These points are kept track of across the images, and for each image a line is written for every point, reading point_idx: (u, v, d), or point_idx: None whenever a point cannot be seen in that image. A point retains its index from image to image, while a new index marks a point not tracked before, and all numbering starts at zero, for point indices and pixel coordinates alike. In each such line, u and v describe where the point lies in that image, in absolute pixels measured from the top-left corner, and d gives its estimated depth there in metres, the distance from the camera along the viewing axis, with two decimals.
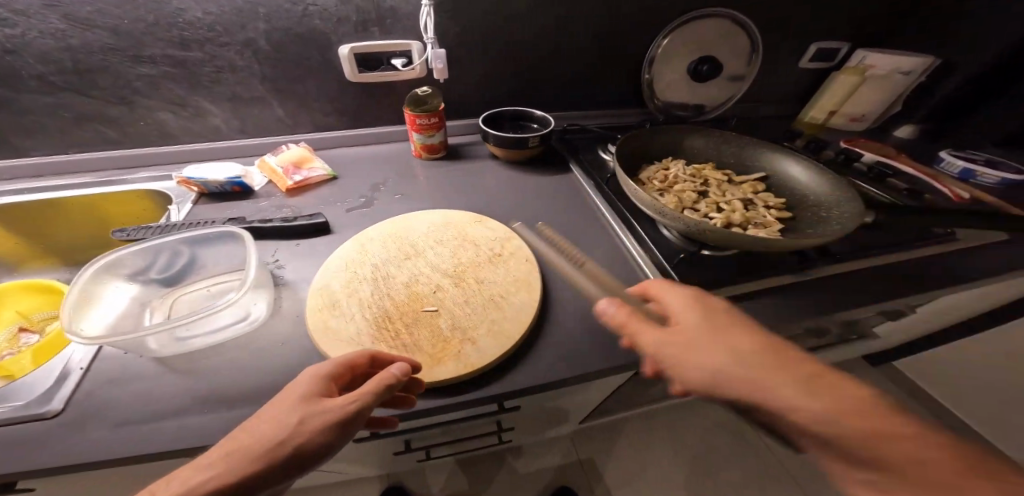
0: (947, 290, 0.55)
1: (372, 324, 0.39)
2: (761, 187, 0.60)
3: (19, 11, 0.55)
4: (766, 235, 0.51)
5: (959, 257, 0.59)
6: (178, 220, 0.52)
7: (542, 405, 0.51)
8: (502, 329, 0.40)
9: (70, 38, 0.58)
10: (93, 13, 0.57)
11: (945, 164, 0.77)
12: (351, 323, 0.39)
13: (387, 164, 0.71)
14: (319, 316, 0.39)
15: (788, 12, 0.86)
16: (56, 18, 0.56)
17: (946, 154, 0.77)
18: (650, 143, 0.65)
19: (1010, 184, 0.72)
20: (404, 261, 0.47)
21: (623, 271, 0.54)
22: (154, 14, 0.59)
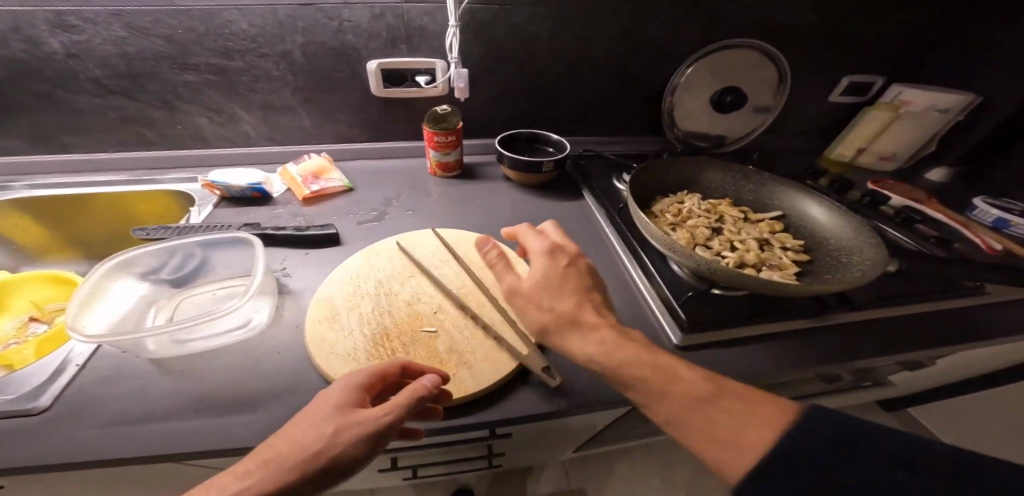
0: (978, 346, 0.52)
1: (369, 341, 0.39)
2: (779, 227, 0.58)
3: (86, 19, 0.60)
4: (780, 278, 0.49)
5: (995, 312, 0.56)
6: (197, 221, 0.54)
7: (534, 433, 0.50)
8: (499, 355, 0.39)
9: (127, 44, 0.63)
10: (150, 22, 0.62)
11: (978, 211, 0.76)
12: (349, 339, 0.39)
13: (402, 179, 0.73)
14: (318, 329, 0.40)
15: (821, 44, 0.85)
16: (118, 26, 0.61)
17: (980, 202, 0.77)
18: (666, 175, 0.65)
19: None
20: (408, 279, 0.47)
21: (629, 304, 0.53)
22: (203, 25, 0.63)
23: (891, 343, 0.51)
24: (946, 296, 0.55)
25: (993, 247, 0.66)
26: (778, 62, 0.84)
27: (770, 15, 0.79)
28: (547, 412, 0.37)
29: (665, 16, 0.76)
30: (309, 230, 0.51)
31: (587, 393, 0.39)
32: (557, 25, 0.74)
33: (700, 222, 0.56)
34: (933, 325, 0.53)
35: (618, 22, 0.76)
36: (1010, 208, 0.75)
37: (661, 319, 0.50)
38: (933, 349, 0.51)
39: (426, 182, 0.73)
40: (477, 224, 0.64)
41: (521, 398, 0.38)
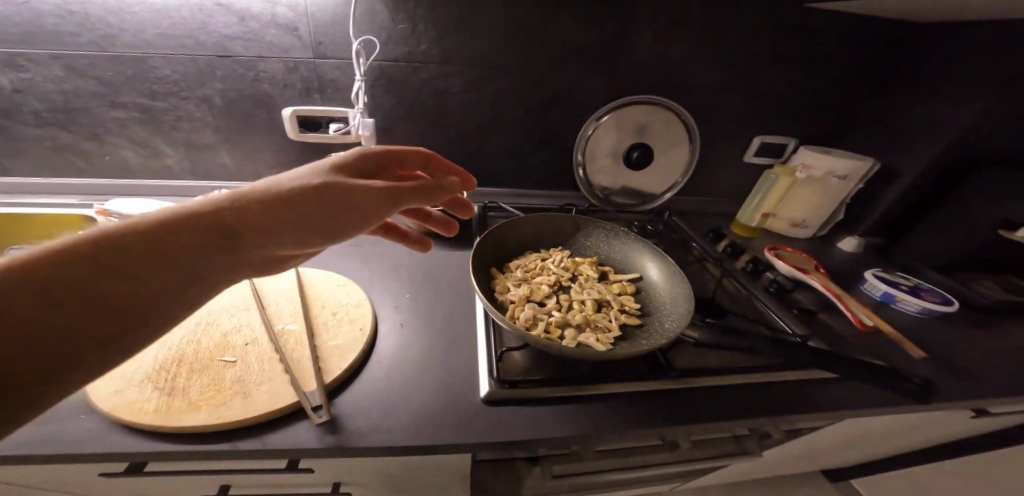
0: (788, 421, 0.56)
1: (158, 366, 0.44)
2: (629, 289, 0.61)
3: (32, 61, 0.67)
4: (596, 339, 0.52)
5: (818, 388, 0.60)
6: None
7: (342, 468, 0.54)
8: (284, 390, 0.44)
9: (64, 83, 0.69)
10: (86, 64, 0.68)
11: (870, 285, 0.82)
12: (141, 363, 0.45)
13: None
14: None
15: (729, 111, 0.89)
16: (58, 67, 0.68)
17: (872, 276, 0.83)
18: (540, 229, 0.68)
19: (932, 313, 0.75)
20: (240, 313, 0.53)
21: (454, 351, 0.57)
22: (133, 70, 0.70)
23: (694, 411, 0.55)
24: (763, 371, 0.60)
25: (866, 324, 0.71)
26: (684, 119, 0.85)
27: (675, 83, 0.84)
28: (310, 449, 0.41)
29: (570, 79, 0.81)
30: None
31: (364, 436, 0.43)
32: (465, 84, 0.79)
33: (546, 279, 0.59)
34: (742, 397, 0.57)
35: (526, 83, 0.80)
36: (898, 284, 0.81)
37: (483, 369, 0.54)
38: (738, 420, 0.54)
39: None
40: (353, 267, 0.67)
41: (290, 432, 0.42)
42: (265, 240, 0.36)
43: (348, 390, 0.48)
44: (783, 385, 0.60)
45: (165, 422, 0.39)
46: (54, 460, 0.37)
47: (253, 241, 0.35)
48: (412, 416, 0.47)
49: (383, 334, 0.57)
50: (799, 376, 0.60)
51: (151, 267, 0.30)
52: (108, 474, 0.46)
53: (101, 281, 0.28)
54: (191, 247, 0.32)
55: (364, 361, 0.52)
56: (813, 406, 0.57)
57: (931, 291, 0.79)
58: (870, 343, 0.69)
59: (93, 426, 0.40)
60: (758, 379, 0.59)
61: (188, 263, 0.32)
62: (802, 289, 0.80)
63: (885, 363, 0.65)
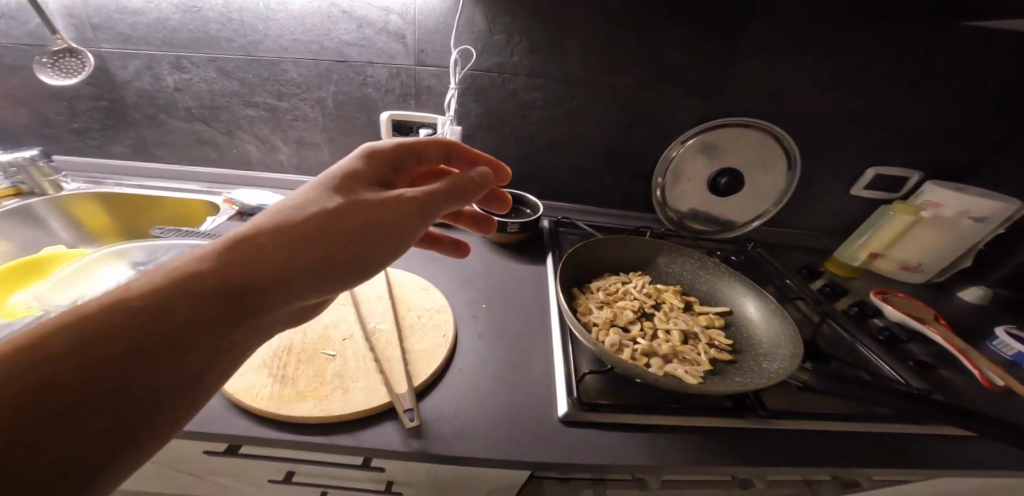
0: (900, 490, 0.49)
1: (273, 351, 0.49)
2: (718, 323, 0.57)
3: (190, 62, 0.78)
4: (685, 372, 0.49)
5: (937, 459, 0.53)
6: (209, 228, 0.70)
7: (407, 470, 0.55)
8: (377, 387, 0.46)
9: (217, 84, 0.80)
10: (234, 67, 0.78)
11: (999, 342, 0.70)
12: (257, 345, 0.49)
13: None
14: None
15: (842, 136, 0.80)
16: (213, 69, 0.78)
17: (1002, 332, 0.71)
18: (621, 250, 0.66)
19: None
20: (338, 307, 0.57)
21: (529, 367, 0.56)
22: (266, 73, 0.78)
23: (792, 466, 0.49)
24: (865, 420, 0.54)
25: (994, 383, 0.61)
26: (786, 145, 0.78)
27: (780, 103, 0.77)
28: (399, 449, 0.43)
29: (664, 95, 0.78)
30: None
31: (447, 442, 0.45)
32: (554, 96, 0.78)
33: (630, 304, 0.57)
34: (841, 449, 0.51)
35: (617, 98, 0.79)
36: None
37: (560, 391, 0.52)
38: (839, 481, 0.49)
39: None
40: (432, 273, 0.69)
41: (382, 430, 0.44)
42: (301, 280, 0.35)
43: (434, 392, 0.50)
44: (896, 453, 0.52)
45: (278, 410, 0.42)
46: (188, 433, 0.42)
47: (297, 275, 0.35)
48: (492, 431, 0.47)
49: (462, 342, 0.58)
50: (906, 428, 0.54)
51: (209, 313, 0.31)
52: (210, 452, 0.52)
53: (168, 321, 0.29)
54: (233, 279, 0.32)
55: (447, 366, 0.53)
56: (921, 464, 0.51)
57: None
58: (999, 405, 0.59)
59: (218, 407, 0.44)
60: (860, 431, 0.53)
61: (234, 307, 0.32)
62: (917, 339, 0.69)
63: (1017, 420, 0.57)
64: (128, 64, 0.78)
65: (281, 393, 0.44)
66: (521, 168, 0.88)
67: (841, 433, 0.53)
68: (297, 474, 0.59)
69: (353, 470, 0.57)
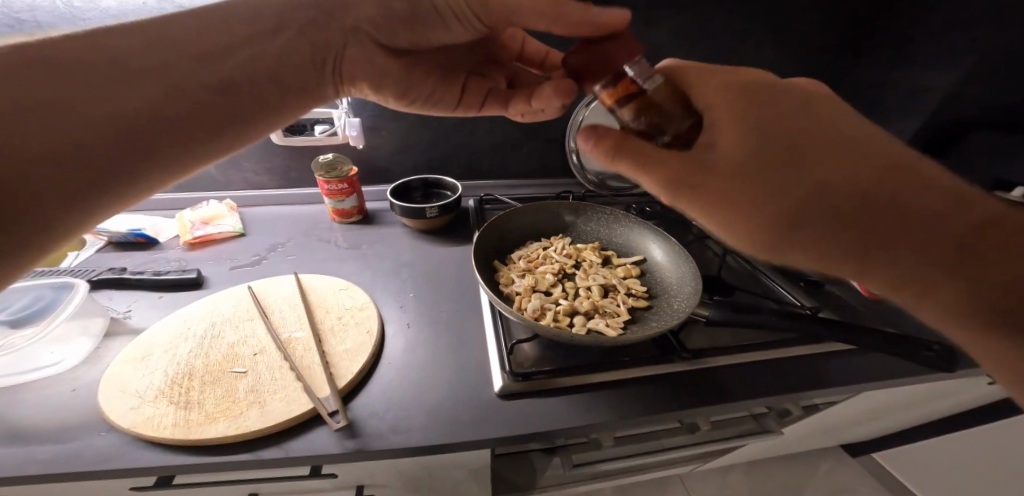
0: (806, 393, 0.56)
1: (169, 379, 0.44)
2: (634, 272, 0.60)
3: None
4: (605, 325, 0.51)
5: (831, 359, 0.60)
6: (72, 265, 0.61)
7: (365, 471, 0.53)
8: (298, 396, 0.44)
9: None
10: None
11: None
12: (150, 378, 0.44)
13: (297, 227, 0.76)
14: (124, 367, 0.45)
15: None
16: None
17: None
18: (539, 220, 0.67)
19: None
20: (244, 322, 0.52)
21: (463, 346, 0.56)
22: None
23: (714, 392, 0.54)
24: (772, 346, 0.60)
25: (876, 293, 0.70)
26: None
27: (663, 58, 0.81)
28: (331, 455, 0.41)
29: None
30: (171, 278, 0.58)
31: (384, 438, 0.43)
32: None
33: (551, 268, 0.58)
34: (756, 376, 0.57)
35: None
36: None
37: (496, 366, 0.53)
38: (756, 393, 0.54)
39: (321, 227, 0.76)
40: (354, 271, 0.66)
41: (310, 438, 0.42)
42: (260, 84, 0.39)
43: (364, 392, 0.48)
44: (796, 358, 0.60)
45: (186, 437, 0.38)
46: (95, 473, 0.37)
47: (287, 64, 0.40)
48: (433, 414, 0.47)
49: (390, 336, 0.56)
50: (812, 344, 0.61)
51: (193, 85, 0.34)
52: (138, 489, 0.46)
53: (163, 84, 0.33)
54: (198, 61, 0.35)
55: (376, 363, 0.52)
56: (826, 381, 0.57)
57: None
58: (882, 313, 0.68)
59: (117, 441, 0.39)
60: (768, 347, 0.59)
61: (209, 101, 0.35)
62: None
63: (900, 330, 0.64)
64: None
65: (182, 421, 0.40)
66: (432, 153, 0.86)
67: (755, 361, 0.58)
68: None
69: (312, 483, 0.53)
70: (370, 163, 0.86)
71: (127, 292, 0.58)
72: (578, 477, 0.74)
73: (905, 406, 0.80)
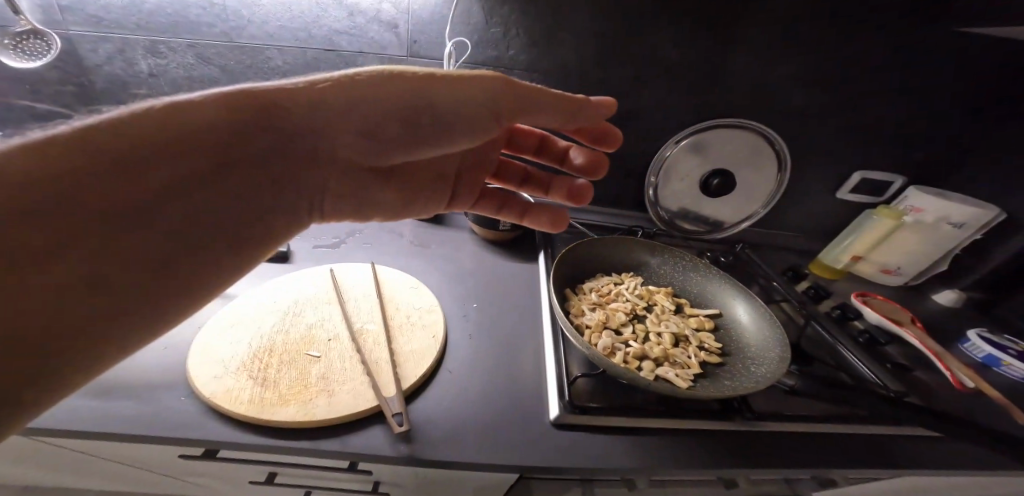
0: (882, 470, 0.51)
1: (251, 353, 0.46)
2: (708, 325, 0.57)
3: (171, 48, 0.70)
4: (676, 376, 0.49)
5: (917, 442, 0.55)
6: None
7: (395, 473, 0.54)
8: (364, 391, 0.45)
9: (194, 71, 0.72)
10: (214, 54, 0.71)
11: (969, 344, 0.72)
12: (236, 347, 0.47)
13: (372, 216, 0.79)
14: (213, 333, 0.48)
15: (833, 141, 0.81)
16: (192, 56, 0.71)
17: (973, 334, 0.72)
18: (613, 252, 0.65)
19: None
20: (323, 306, 0.55)
21: (518, 367, 0.55)
22: (252, 60, 0.72)
23: (783, 457, 0.50)
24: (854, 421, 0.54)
25: (966, 384, 0.63)
26: (777, 148, 0.78)
27: (772, 105, 0.78)
28: (388, 455, 0.41)
29: (662, 95, 0.77)
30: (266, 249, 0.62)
31: (439, 447, 0.43)
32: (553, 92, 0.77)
33: (622, 306, 0.56)
34: (828, 459, 0.51)
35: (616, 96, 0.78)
36: (1005, 347, 0.70)
37: (551, 395, 0.51)
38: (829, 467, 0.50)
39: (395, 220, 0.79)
40: (423, 270, 0.68)
41: (369, 435, 0.43)
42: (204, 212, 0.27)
43: (422, 397, 0.48)
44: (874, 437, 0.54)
45: (260, 416, 0.40)
46: (155, 439, 0.39)
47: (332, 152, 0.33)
48: (484, 434, 0.46)
49: (451, 344, 0.56)
50: (897, 430, 0.55)
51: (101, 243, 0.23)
52: (185, 457, 0.49)
53: (130, 222, 0.25)
54: (123, 208, 0.24)
55: (435, 371, 0.52)
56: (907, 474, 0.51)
57: None
58: (979, 412, 0.60)
59: (193, 409, 0.42)
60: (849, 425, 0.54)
61: (199, 227, 0.27)
62: (893, 344, 0.70)
63: (1002, 433, 0.56)
64: (97, 47, 0.68)
65: (257, 399, 0.42)
66: None
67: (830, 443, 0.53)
68: (280, 475, 0.56)
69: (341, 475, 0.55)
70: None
71: None
72: None
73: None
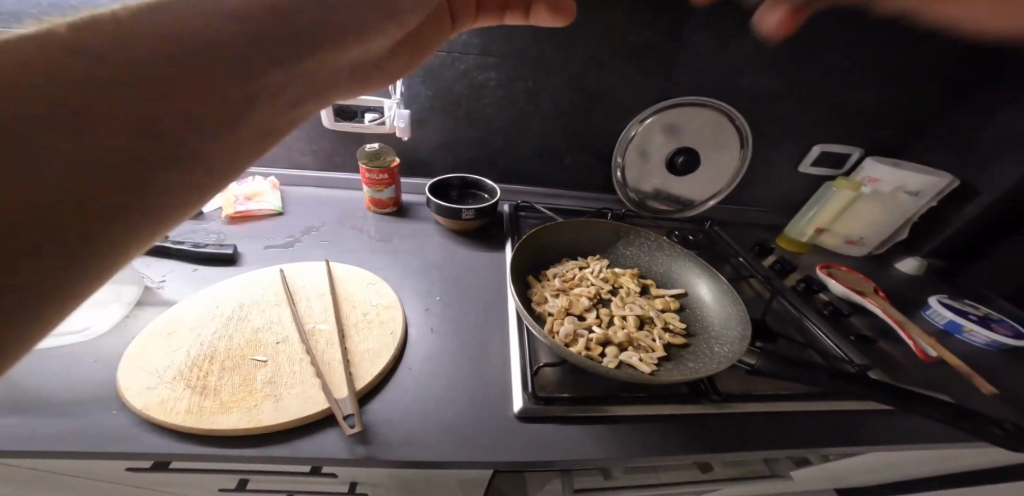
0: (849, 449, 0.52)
1: (190, 361, 0.44)
2: (673, 306, 0.57)
3: None
4: (639, 360, 0.48)
5: (879, 418, 0.55)
6: None
7: (363, 474, 0.52)
8: (314, 394, 0.43)
9: None
10: None
11: (932, 310, 0.73)
12: (173, 355, 0.44)
13: (331, 212, 0.75)
14: (148, 342, 0.45)
15: (791, 116, 0.82)
16: None
17: (935, 301, 0.74)
18: (578, 237, 0.64)
19: (1003, 347, 0.68)
20: (272, 307, 0.52)
21: (482, 360, 0.54)
22: None
23: (749, 441, 0.50)
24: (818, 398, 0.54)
25: (928, 355, 0.63)
26: (738, 125, 0.78)
27: (731, 80, 0.77)
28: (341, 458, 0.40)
29: (619, 75, 0.76)
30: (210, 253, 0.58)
31: (396, 448, 0.42)
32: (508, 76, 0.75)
33: (586, 291, 0.55)
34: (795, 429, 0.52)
35: (575, 78, 0.76)
36: (966, 312, 0.72)
37: (516, 387, 0.50)
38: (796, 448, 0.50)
39: (355, 215, 0.75)
40: (383, 266, 0.65)
41: (323, 439, 0.41)
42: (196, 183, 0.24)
43: (379, 397, 0.46)
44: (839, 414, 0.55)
45: (198, 426, 0.38)
46: (83, 454, 0.36)
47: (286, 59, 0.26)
48: (446, 431, 0.45)
49: (412, 340, 0.54)
50: (862, 405, 0.55)
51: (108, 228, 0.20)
52: (134, 470, 0.46)
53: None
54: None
55: (394, 368, 0.50)
56: (867, 439, 0.52)
57: (1002, 323, 0.71)
58: (934, 377, 0.61)
59: (125, 421, 0.39)
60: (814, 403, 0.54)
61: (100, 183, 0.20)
62: (857, 313, 0.72)
63: (953, 398, 0.57)
64: None
65: (195, 407, 0.39)
66: (475, 154, 0.85)
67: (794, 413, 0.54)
68: (253, 480, 0.52)
69: (312, 479, 0.52)
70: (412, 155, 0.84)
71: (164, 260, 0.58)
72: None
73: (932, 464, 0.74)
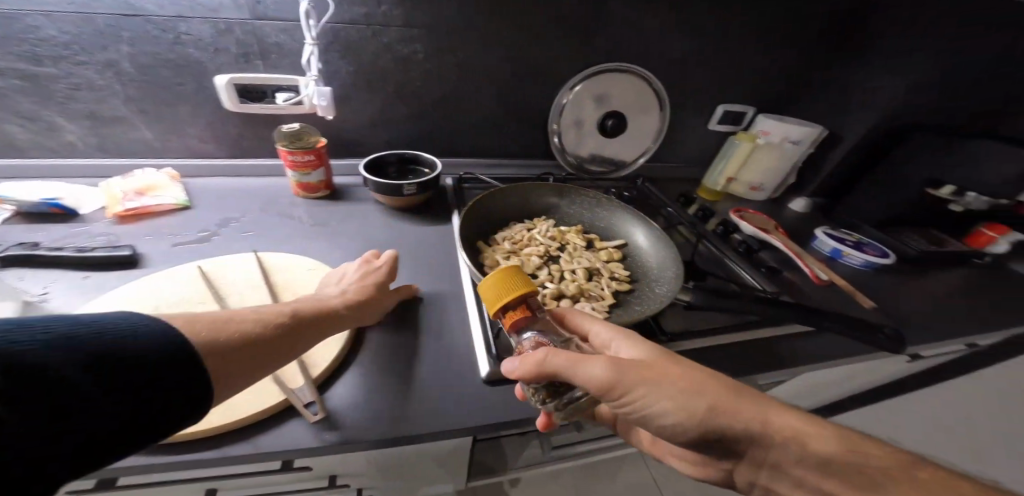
0: (779, 371, 0.55)
1: None
2: (617, 256, 0.60)
3: None
4: (591, 308, 0.51)
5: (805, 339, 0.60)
6: None
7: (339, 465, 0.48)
8: (268, 386, 0.39)
9: None
10: None
11: (818, 242, 0.84)
12: None
13: (252, 203, 0.67)
14: None
15: (701, 80, 0.89)
16: None
17: (821, 233, 0.84)
18: (524, 201, 0.65)
19: (874, 265, 0.78)
20: (197, 305, 0.46)
21: (445, 333, 0.53)
22: (5, 26, 0.54)
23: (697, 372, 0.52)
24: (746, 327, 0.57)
25: (823, 279, 0.73)
26: (657, 89, 0.84)
27: (647, 50, 0.81)
28: (309, 446, 0.37)
29: (545, 44, 0.76)
30: (105, 255, 0.50)
31: (367, 430, 0.40)
32: (432, 46, 0.71)
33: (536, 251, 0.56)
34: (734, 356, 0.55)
35: (501, 48, 0.75)
36: (844, 239, 0.83)
37: (480, 353, 0.50)
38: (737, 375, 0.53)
39: (280, 203, 0.68)
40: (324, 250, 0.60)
41: (284, 432, 0.38)
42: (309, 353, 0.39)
43: (338, 384, 0.43)
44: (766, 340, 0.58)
45: None
46: None
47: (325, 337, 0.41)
48: (417, 403, 0.44)
49: (365, 321, 0.51)
50: (785, 331, 0.59)
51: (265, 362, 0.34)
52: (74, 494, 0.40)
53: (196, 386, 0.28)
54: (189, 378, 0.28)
55: (352, 351, 0.47)
56: (786, 362, 0.56)
57: (871, 245, 0.82)
58: (829, 297, 0.70)
59: None
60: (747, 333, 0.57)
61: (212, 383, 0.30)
62: (766, 249, 0.81)
63: (842, 311, 0.67)
64: None
65: None
66: (408, 131, 0.81)
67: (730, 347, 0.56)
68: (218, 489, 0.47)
69: (284, 477, 0.48)
70: (337, 135, 0.77)
71: (44, 269, 0.48)
72: (560, 462, 0.74)
73: (860, 380, 0.83)
